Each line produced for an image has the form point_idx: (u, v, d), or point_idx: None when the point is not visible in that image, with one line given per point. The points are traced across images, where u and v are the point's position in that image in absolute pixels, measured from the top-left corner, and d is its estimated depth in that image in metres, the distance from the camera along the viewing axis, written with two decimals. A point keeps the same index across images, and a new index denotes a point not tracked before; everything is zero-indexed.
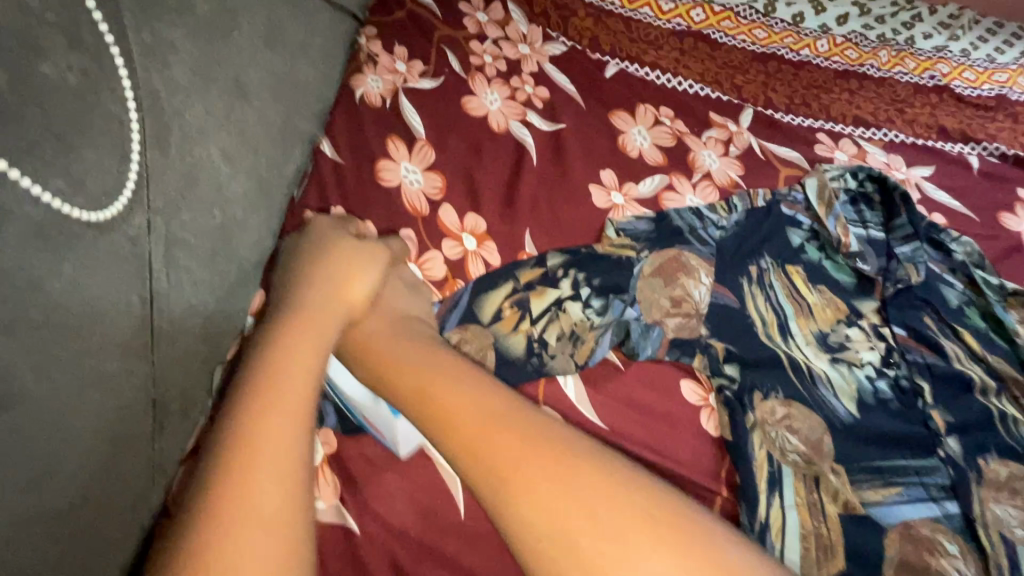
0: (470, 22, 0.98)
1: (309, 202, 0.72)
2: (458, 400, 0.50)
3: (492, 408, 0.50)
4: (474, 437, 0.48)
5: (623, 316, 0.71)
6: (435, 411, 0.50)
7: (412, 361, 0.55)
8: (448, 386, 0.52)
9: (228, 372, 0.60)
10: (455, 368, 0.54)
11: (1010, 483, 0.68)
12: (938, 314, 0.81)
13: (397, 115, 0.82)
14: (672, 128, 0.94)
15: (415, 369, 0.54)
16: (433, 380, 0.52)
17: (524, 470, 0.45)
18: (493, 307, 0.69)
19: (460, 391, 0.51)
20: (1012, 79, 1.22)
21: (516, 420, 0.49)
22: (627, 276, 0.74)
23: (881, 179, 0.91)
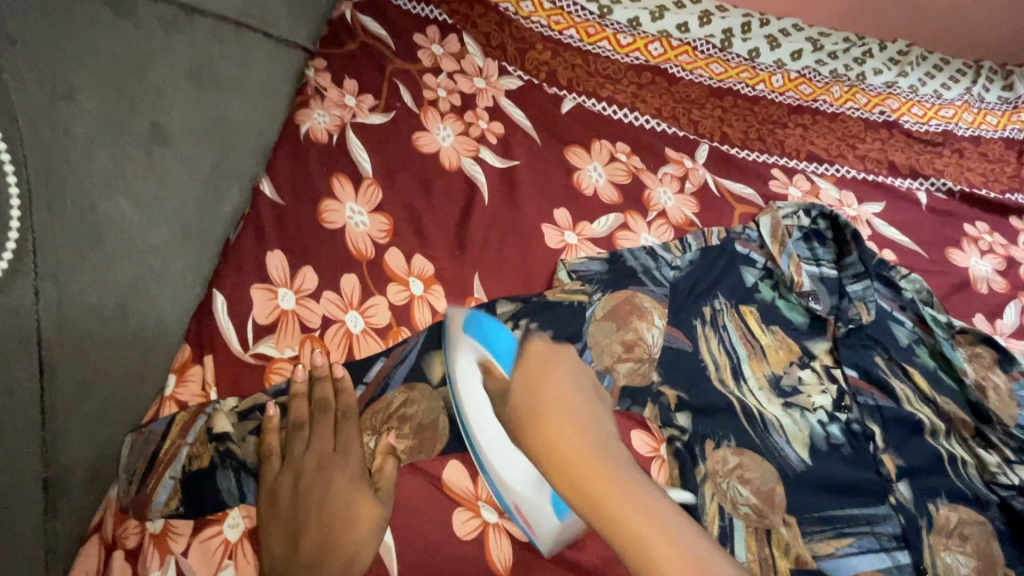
0: (424, 55, 0.97)
1: (245, 245, 0.68)
2: (605, 488, 0.58)
3: (618, 487, 0.59)
4: (587, 482, 0.58)
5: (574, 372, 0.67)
6: (557, 454, 0.60)
7: (568, 438, 0.61)
8: (570, 419, 0.62)
9: (138, 441, 0.57)
10: (604, 458, 0.60)
11: (959, 528, 0.68)
12: (888, 354, 0.82)
13: (344, 152, 0.80)
14: (628, 165, 0.93)
15: (575, 444, 0.60)
16: (557, 417, 0.62)
17: (587, 481, 0.58)
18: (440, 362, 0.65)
19: (609, 480, 0.59)
20: (958, 114, 1.26)
21: (616, 489, 0.58)
22: (581, 327, 0.71)
23: (833, 217, 0.92)
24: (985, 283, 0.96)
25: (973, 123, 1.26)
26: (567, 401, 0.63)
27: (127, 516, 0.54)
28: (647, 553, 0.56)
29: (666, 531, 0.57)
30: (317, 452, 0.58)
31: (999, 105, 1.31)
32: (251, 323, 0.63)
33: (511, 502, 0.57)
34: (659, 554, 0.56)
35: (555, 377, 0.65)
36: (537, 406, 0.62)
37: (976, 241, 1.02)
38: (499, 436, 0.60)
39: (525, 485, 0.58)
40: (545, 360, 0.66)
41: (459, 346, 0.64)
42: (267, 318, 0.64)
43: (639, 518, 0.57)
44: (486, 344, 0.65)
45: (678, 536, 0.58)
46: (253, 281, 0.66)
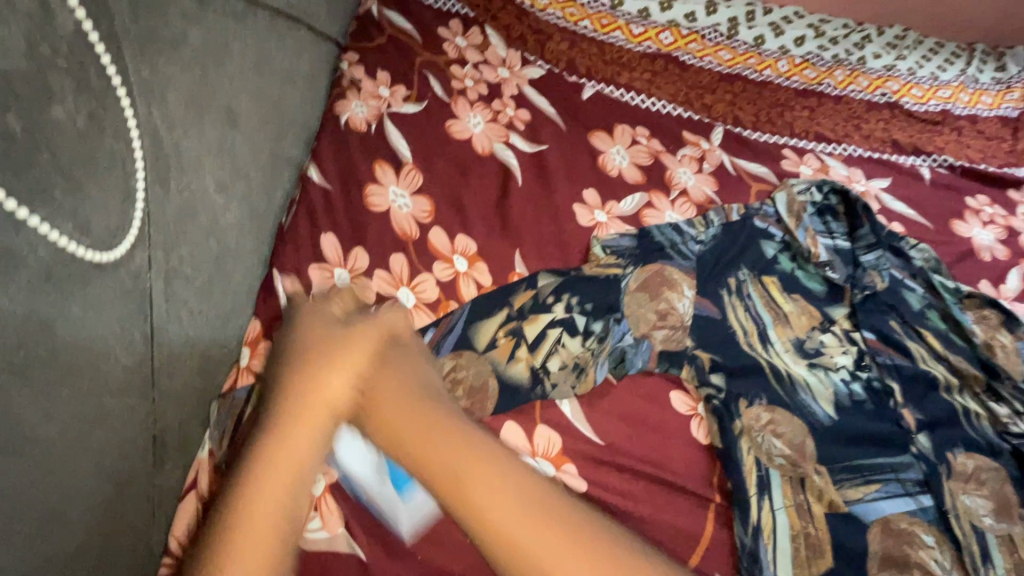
0: (450, 47, 1.01)
1: (300, 227, 0.72)
2: (402, 416, 0.49)
3: (428, 419, 0.48)
4: (396, 423, 0.49)
5: (620, 342, 0.72)
6: (370, 417, 0.50)
7: (365, 391, 0.52)
8: (378, 389, 0.52)
9: (224, 405, 0.61)
10: (398, 391, 0.52)
11: (976, 474, 0.73)
12: (902, 318, 0.87)
13: (384, 140, 0.84)
14: (649, 147, 0.98)
15: (376, 401, 0.51)
16: (373, 395, 0.51)
17: (501, 519, 0.41)
18: (490, 334, 0.69)
19: (411, 412, 0.49)
20: (954, 95, 1.32)
21: (437, 429, 0.48)
22: (620, 300, 0.75)
23: (844, 192, 0.97)
24: (988, 251, 1.01)
25: (969, 102, 1.32)
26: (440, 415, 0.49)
27: (219, 473, 0.58)
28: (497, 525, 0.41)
29: (498, 480, 0.43)
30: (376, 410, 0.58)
31: (992, 85, 1.37)
32: (312, 299, 0.67)
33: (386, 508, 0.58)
34: (514, 533, 0.40)
35: (398, 386, 0.52)
36: (339, 399, 0.51)
37: (977, 212, 1.07)
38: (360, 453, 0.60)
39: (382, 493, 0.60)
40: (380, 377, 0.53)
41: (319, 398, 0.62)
42: (326, 295, 0.68)
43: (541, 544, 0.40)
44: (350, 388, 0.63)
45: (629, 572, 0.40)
46: (309, 261, 0.70)
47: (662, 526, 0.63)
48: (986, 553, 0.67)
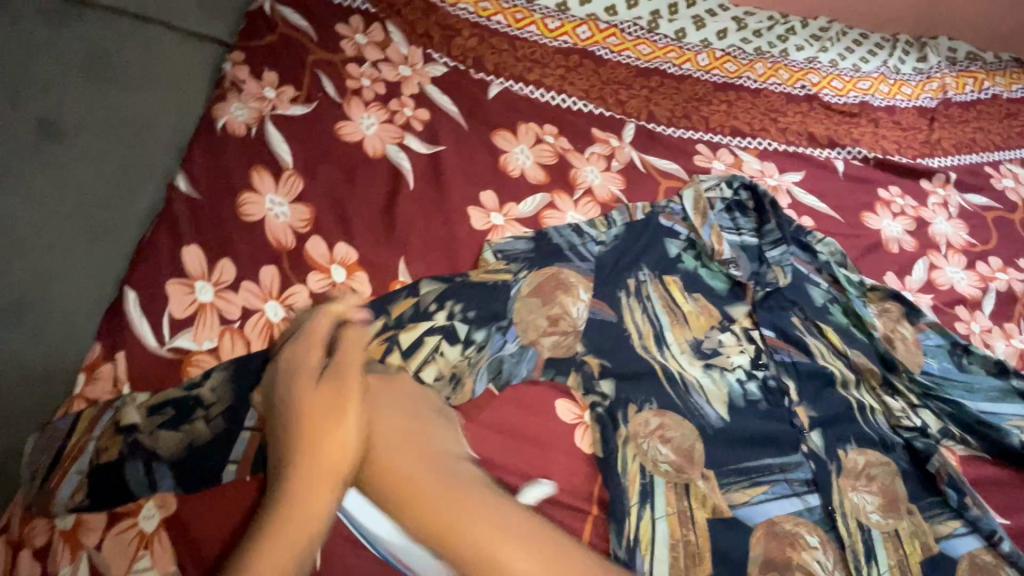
0: (348, 44, 0.97)
1: (159, 240, 0.67)
2: (426, 477, 0.59)
3: (456, 492, 0.59)
4: (411, 486, 0.58)
5: (501, 352, 0.70)
6: (404, 484, 0.58)
7: (406, 466, 0.59)
8: (433, 447, 0.61)
9: (49, 436, 0.56)
10: (434, 446, 0.61)
11: (867, 470, 0.73)
12: (804, 314, 0.86)
13: (263, 145, 0.79)
14: (554, 146, 0.95)
15: (410, 460, 0.60)
16: (407, 458, 0.60)
17: (501, 551, 0.57)
18: (362, 345, 0.65)
19: (429, 471, 0.59)
20: (874, 86, 1.33)
21: (461, 504, 0.58)
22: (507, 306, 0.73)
23: (752, 187, 0.96)
24: (896, 243, 1.02)
25: (889, 93, 1.33)
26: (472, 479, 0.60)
27: (33, 516, 0.53)
28: (487, 553, 0.57)
29: (503, 527, 0.58)
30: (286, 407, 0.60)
31: (913, 75, 1.38)
32: (167, 317, 0.63)
33: (422, 553, 0.56)
34: (510, 552, 0.57)
35: (436, 436, 0.62)
36: (384, 467, 0.59)
37: (889, 204, 1.08)
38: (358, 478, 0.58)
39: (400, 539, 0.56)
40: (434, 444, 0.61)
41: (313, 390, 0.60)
42: (183, 312, 0.64)
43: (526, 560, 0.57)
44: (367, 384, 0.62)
45: (575, 563, 0.59)
46: (168, 276, 0.66)
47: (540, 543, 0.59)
48: (870, 550, 0.67)
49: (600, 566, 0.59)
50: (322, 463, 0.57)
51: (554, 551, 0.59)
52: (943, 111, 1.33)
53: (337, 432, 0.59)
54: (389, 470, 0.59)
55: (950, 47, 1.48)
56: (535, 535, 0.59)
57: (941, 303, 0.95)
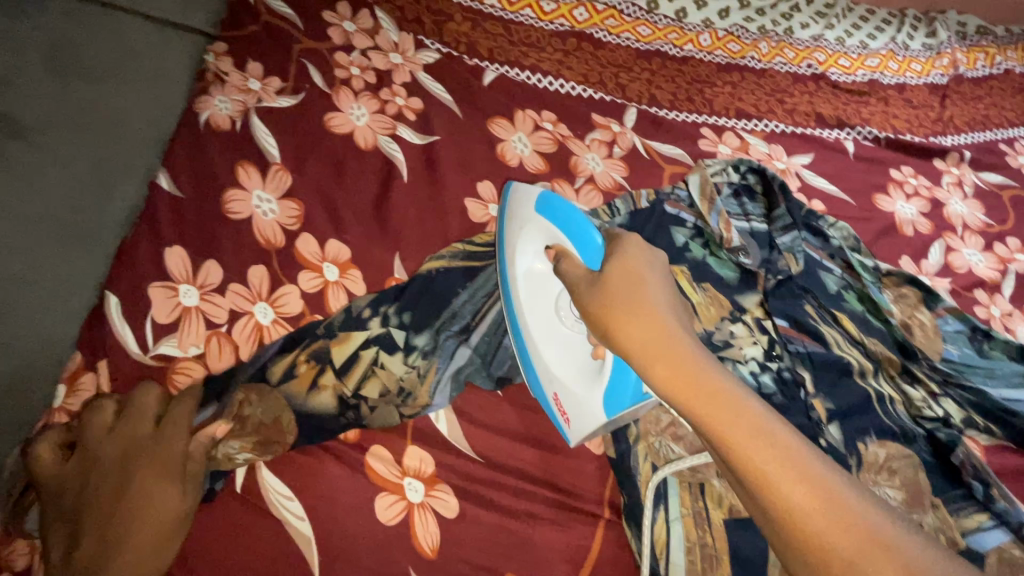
0: (335, 32, 0.92)
1: (141, 242, 0.65)
2: (652, 337, 0.50)
3: (693, 354, 0.48)
4: (636, 328, 0.51)
5: (455, 360, 0.64)
6: (601, 309, 0.54)
7: (609, 298, 0.54)
8: (639, 294, 0.54)
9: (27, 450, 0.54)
10: (664, 317, 0.51)
11: (888, 463, 0.70)
12: (818, 302, 0.83)
13: (248, 139, 0.76)
14: (554, 133, 0.91)
15: (642, 323, 0.51)
16: (637, 295, 0.54)
17: (747, 446, 0.42)
18: (324, 348, 0.62)
19: (650, 322, 0.51)
20: (883, 63, 1.28)
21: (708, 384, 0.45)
22: (478, 316, 0.69)
23: (760, 170, 0.93)
24: (911, 225, 0.98)
25: (898, 71, 1.28)
26: (732, 387, 0.46)
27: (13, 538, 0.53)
28: (752, 464, 0.42)
29: (763, 429, 0.43)
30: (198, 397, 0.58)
31: (922, 51, 1.34)
32: (149, 322, 0.60)
33: (579, 405, 0.62)
34: (764, 461, 0.42)
35: (640, 269, 0.57)
36: (607, 307, 0.54)
37: (902, 185, 1.04)
38: (541, 309, 0.67)
39: (565, 377, 0.64)
40: (637, 296, 0.53)
41: (524, 225, 0.68)
42: (167, 317, 0.61)
43: (784, 474, 0.41)
44: (549, 221, 0.67)
45: (872, 528, 0.39)
46: (151, 279, 0.63)
47: (545, 550, 0.58)
48: None
49: (876, 509, 0.40)
50: (616, 291, 0.55)
51: (816, 485, 0.40)
52: (954, 87, 1.28)
53: (614, 292, 0.54)
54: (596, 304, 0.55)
55: (959, 22, 1.43)
56: (809, 487, 0.40)
57: (958, 287, 0.92)
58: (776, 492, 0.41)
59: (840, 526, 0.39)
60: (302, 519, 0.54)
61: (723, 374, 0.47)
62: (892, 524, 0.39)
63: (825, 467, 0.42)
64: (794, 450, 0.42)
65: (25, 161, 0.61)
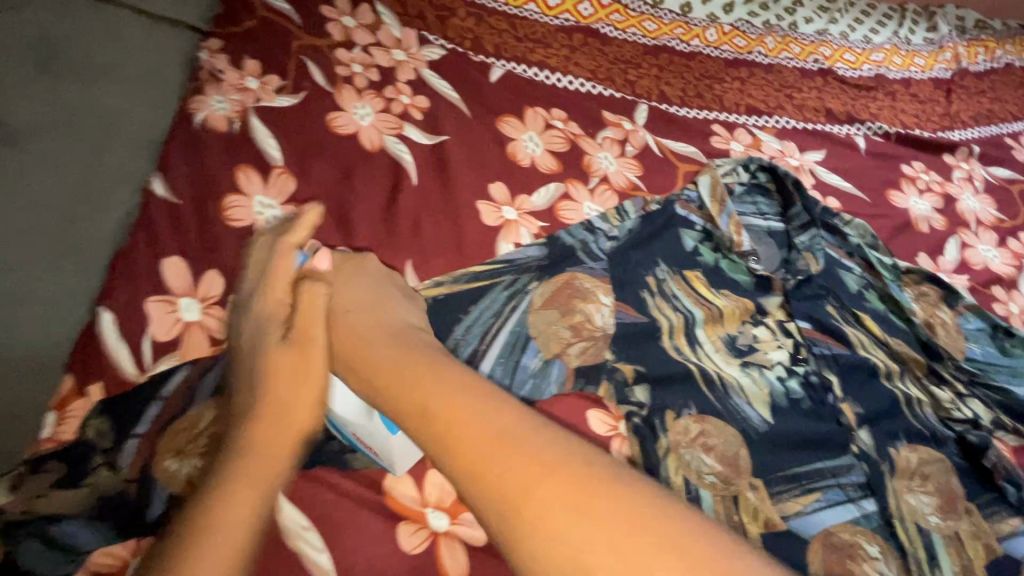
0: (336, 28, 0.89)
1: (137, 254, 0.60)
2: (392, 358, 0.57)
3: (476, 405, 0.52)
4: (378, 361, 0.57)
5: None
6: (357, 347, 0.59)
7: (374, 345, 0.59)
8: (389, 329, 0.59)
9: None
10: (434, 367, 0.56)
11: (920, 469, 0.68)
12: (839, 302, 0.81)
13: (248, 140, 0.71)
14: (564, 131, 0.88)
15: (396, 361, 0.57)
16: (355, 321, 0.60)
17: (508, 467, 0.47)
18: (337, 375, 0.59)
19: (422, 363, 0.56)
20: (888, 58, 1.27)
21: (475, 411, 0.51)
22: (487, 338, 0.65)
23: (772, 168, 0.91)
24: (925, 222, 0.97)
25: (903, 65, 1.27)
26: (572, 452, 0.49)
27: None
28: (514, 486, 0.46)
29: (532, 450, 0.48)
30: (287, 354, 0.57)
31: (924, 46, 1.33)
32: (149, 340, 0.56)
33: (387, 439, 0.55)
34: (538, 488, 0.46)
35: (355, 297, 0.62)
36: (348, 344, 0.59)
37: (914, 181, 1.03)
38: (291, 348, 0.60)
39: (356, 414, 0.57)
40: (432, 368, 0.55)
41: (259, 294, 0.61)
42: (167, 334, 0.57)
43: (549, 485, 0.46)
44: (296, 277, 0.63)
45: (645, 516, 0.45)
46: (149, 293, 0.58)
47: None
48: (933, 557, 0.62)
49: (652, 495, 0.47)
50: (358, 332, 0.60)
51: (613, 502, 0.45)
52: (957, 82, 1.28)
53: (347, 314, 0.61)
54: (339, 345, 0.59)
55: (959, 16, 1.42)
56: (618, 519, 0.44)
57: (976, 284, 0.91)
58: (567, 530, 0.43)
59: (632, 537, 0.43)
60: (321, 551, 0.50)
61: (574, 444, 0.50)
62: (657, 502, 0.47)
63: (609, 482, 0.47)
64: (553, 459, 0.48)
65: (11, 167, 0.57)
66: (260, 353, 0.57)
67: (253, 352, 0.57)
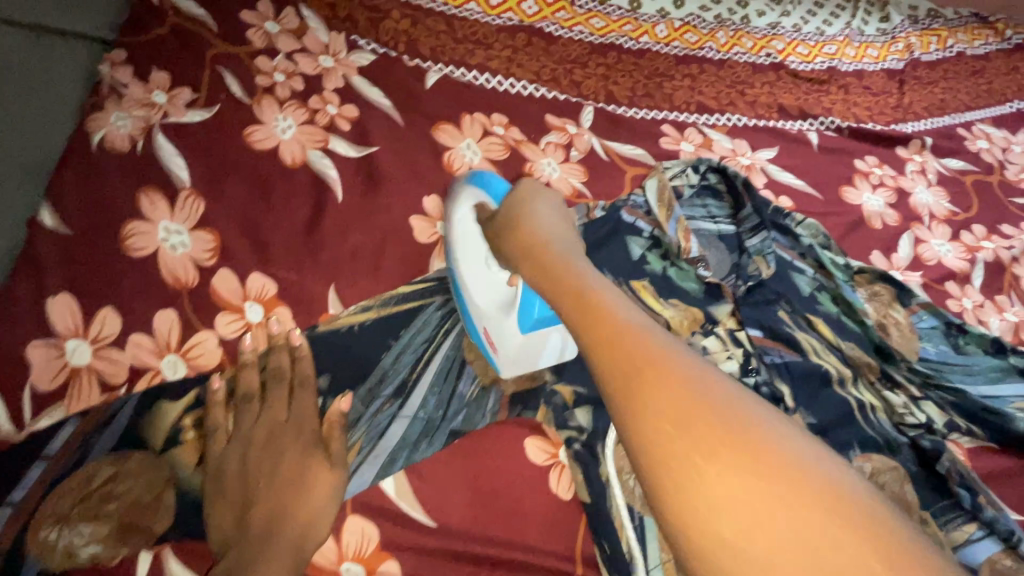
0: (257, 34, 0.83)
1: (18, 293, 0.54)
2: (529, 257, 0.58)
3: (580, 275, 0.52)
4: (529, 252, 0.59)
5: (384, 432, 0.57)
6: (516, 243, 0.61)
7: (542, 227, 0.61)
8: (538, 231, 0.61)
9: None
10: (556, 261, 0.56)
11: (875, 479, 0.66)
12: (791, 306, 0.78)
13: (152, 161, 0.66)
14: (505, 138, 0.84)
15: (530, 251, 0.58)
16: (526, 227, 0.62)
17: (620, 340, 0.41)
18: (251, 422, 0.54)
19: (539, 253, 0.58)
20: (840, 50, 1.26)
21: (565, 288, 0.50)
22: (418, 367, 0.61)
23: (722, 169, 0.88)
24: (879, 218, 0.95)
25: (855, 58, 1.26)
26: (671, 351, 0.39)
27: None
28: (621, 355, 0.40)
29: (635, 328, 0.42)
30: (268, 429, 0.54)
31: (878, 37, 1.32)
32: (30, 392, 0.51)
33: (510, 336, 0.62)
34: (631, 348, 0.40)
35: (510, 208, 0.65)
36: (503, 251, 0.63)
37: (867, 176, 1.01)
38: (475, 252, 0.67)
39: (486, 304, 0.64)
40: (608, 309, 0.44)
41: (459, 197, 0.70)
42: (52, 383, 0.51)
43: (725, 455, 0.32)
44: (486, 191, 0.72)
45: (725, 416, 0.35)
46: (30, 338, 0.52)
47: None
48: None
49: (762, 412, 0.35)
50: (509, 236, 0.62)
51: (709, 416, 0.34)
52: (910, 73, 1.27)
53: (523, 224, 0.63)
54: (506, 245, 0.63)
55: (912, 5, 1.42)
56: (713, 438, 0.33)
57: (930, 280, 0.89)
58: (639, 410, 0.36)
59: (712, 451, 0.33)
60: None
61: (668, 349, 0.40)
62: (766, 415, 0.35)
63: (691, 366, 0.39)
64: (642, 337, 0.41)
65: None
66: (239, 427, 0.54)
67: (236, 426, 0.54)
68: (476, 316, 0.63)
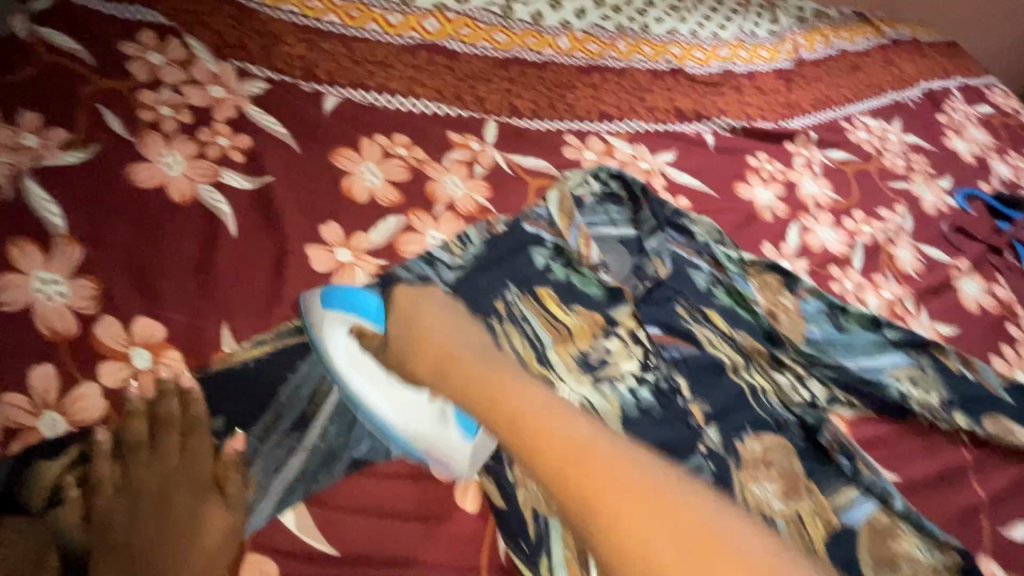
0: (139, 67, 0.80)
1: None
2: (445, 337, 0.68)
3: (506, 374, 0.64)
4: (429, 358, 0.68)
5: (284, 465, 0.57)
6: (422, 351, 0.68)
7: (431, 323, 0.69)
8: (447, 339, 0.68)
9: None
10: (457, 354, 0.67)
11: (765, 456, 0.71)
12: (689, 302, 0.83)
13: (22, 208, 0.63)
14: (407, 158, 0.85)
15: (433, 353, 0.68)
16: (439, 335, 0.68)
17: (568, 480, 0.55)
18: (137, 471, 0.53)
19: (445, 326, 0.69)
20: (733, 53, 1.34)
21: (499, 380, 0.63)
22: (319, 397, 0.62)
23: (621, 175, 0.92)
24: (769, 211, 1.02)
25: (747, 59, 1.34)
26: (577, 435, 0.58)
27: None
28: (561, 478, 0.55)
29: (547, 425, 0.58)
30: (162, 477, 0.53)
31: (768, 38, 1.41)
32: None
33: (452, 462, 0.61)
34: (575, 477, 0.55)
35: (430, 313, 0.70)
36: (422, 339, 0.68)
37: (759, 172, 1.08)
38: (374, 372, 0.66)
39: (414, 424, 0.62)
40: (512, 391, 0.62)
41: (322, 315, 0.65)
42: None
43: (635, 509, 0.52)
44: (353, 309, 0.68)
45: (660, 496, 0.54)
46: None
47: None
48: None
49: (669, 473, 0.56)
50: (419, 341, 0.69)
51: (658, 501, 0.53)
52: (797, 71, 1.37)
53: (431, 322, 0.69)
54: (417, 347, 0.68)
55: (798, 7, 1.52)
56: (610, 496, 0.53)
57: (815, 266, 0.97)
58: (602, 543, 0.51)
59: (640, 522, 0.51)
60: None
61: (559, 413, 0.60)
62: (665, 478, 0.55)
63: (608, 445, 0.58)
64: (572, 434, 0.58)
65: None
66: (129, 478, 0.53)
67: (124, 477, 0.53)
68: (411, 438, 0.61)
